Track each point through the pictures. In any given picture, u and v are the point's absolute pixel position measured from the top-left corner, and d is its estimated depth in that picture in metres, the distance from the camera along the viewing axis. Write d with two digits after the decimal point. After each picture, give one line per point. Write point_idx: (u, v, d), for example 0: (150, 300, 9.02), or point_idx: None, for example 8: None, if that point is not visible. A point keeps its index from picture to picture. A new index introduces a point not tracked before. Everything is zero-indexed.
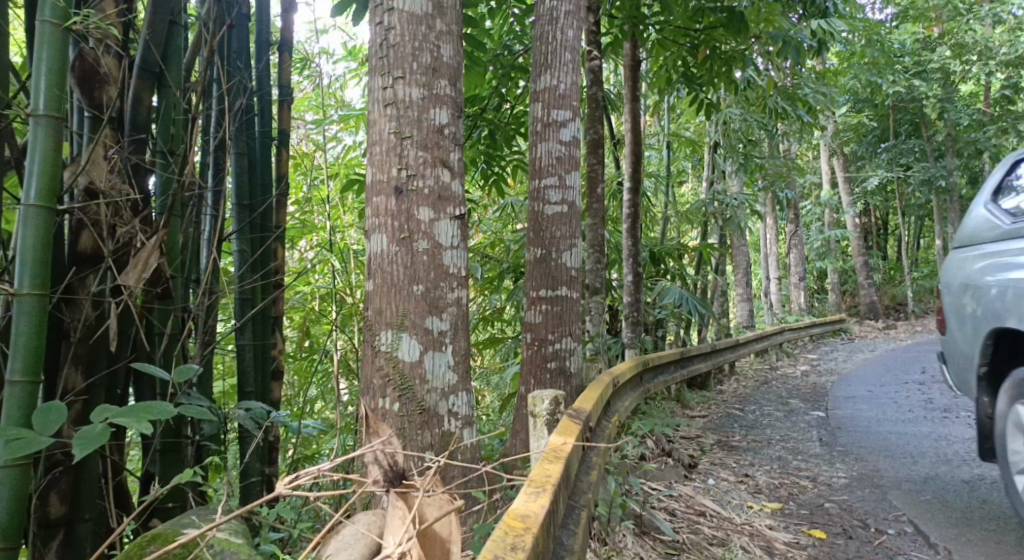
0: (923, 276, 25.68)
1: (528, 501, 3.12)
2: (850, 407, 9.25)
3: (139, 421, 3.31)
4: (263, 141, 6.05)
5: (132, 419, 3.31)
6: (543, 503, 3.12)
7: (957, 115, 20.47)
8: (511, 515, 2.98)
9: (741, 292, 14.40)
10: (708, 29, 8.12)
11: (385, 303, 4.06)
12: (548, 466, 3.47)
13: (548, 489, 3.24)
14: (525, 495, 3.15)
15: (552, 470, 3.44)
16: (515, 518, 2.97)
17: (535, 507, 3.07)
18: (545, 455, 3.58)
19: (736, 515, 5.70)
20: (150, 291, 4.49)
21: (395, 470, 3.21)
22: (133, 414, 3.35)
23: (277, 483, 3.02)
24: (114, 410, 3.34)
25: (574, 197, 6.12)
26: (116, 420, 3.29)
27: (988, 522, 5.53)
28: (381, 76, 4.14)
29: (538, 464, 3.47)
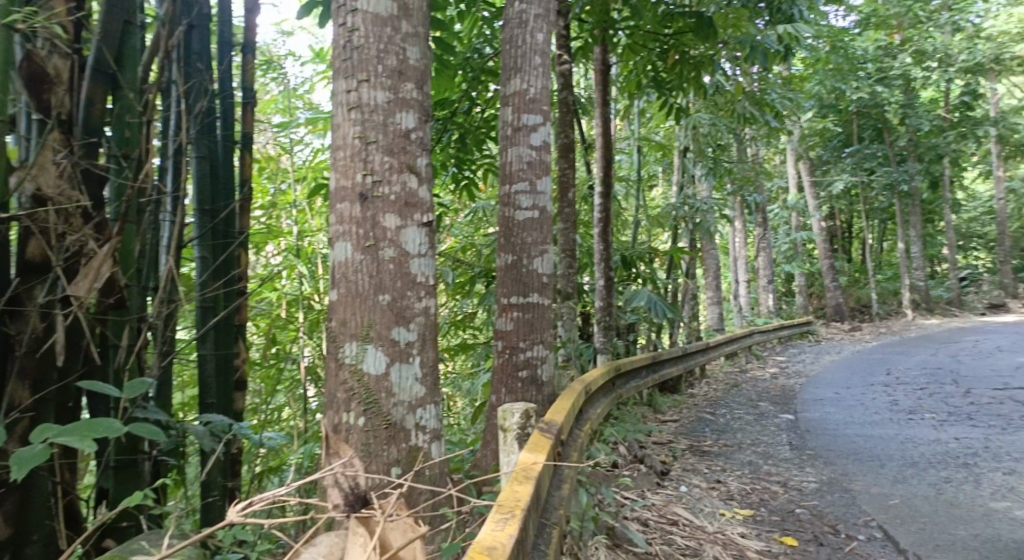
0: (888, 278, 25.95)
1: (495, 529, 3.00)
2: (818, 410, 9.25)
3: (81, 438, 3.38)
4: (225, 145, 5.89)
5: (74, 437, 3.37)
6: (511, 531, 3.00)
7: (919, 121, 20.80)
8: (477, 545, 2.86)
9: (710, 296, 14.42)
10: (677, 34, 8.09)
11: (349, 314, 3.93)
12: (518, 487, 3.35)
13: (518, 515, 3.13)
14: (492, 524, 3.03)
15: (522, 492, 3.33)
16: (482, 548, 2.85)
17: (503, 536, 2.95)
18: (515, 475, 3.46)
19: (708, 523, 5.63)
20: (103, 301, 4.35)
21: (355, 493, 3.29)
22: (74, 432, 3.42)
23: (228, 511, 2.89)
24: (55, 429, 3.43)
25: (545, 203, 6.03)
26: (57, 438, 3.38)
27: (955, 526, 5.51)
28: (345, 79, 4.01)
29: (507, 486, 3.35)
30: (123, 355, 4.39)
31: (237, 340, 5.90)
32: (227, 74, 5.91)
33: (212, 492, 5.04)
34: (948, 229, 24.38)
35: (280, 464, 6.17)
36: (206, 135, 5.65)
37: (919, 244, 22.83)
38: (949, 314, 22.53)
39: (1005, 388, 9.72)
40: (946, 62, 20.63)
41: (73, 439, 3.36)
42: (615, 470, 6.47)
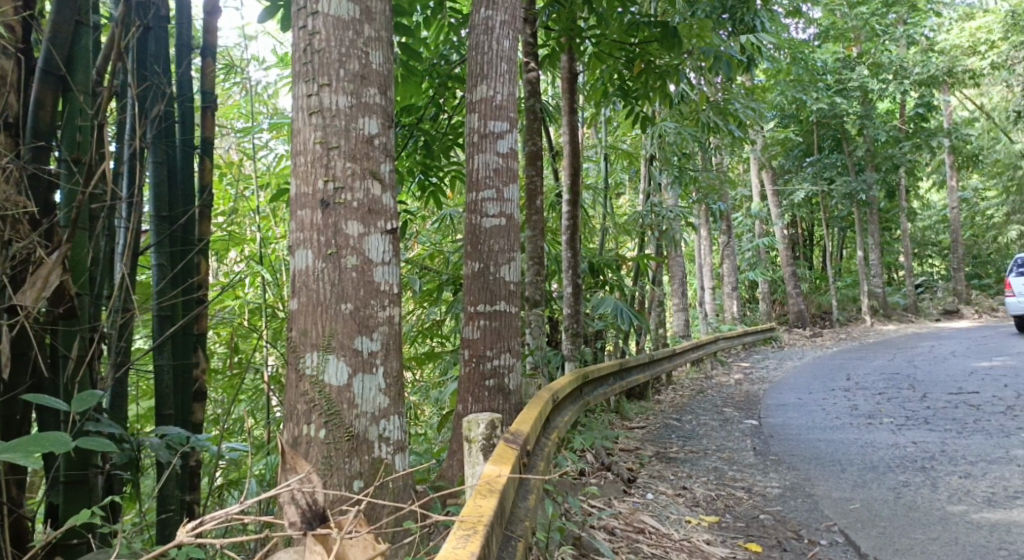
0: (848, 285, 26.27)
1: (456, 546, 2.93)
2: (782, 415, 9.29)
3: (29, 457, 3.32)
4: (184, 150, 5.77)
5: (22, 455, 3.31)
6: (473, 548, 2.92)
7: (877, 131, 21.12)
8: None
9: (677, 303, 14.45)
10: (643, 43, 8.08)
11: (310, 324, 3.84)
12: (481, 502, 3.28)
13: (480, 530, 3.06)
14: (454, 540, 2.96)
15: (486, 507, 3.26)
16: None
17: (465, 554, 2.88)
18: (479, 489, 3.40)
19: (674, 531, 5.60)
20: (51, 311, 4.26)
21: (314, 510, 3.13)
22: (22, 449, 3.36)
23: (179, 532, 2.92)
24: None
25: (512, 210, 5.98)
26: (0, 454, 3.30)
27: (913, 529, 5.53)
28: (306, 83, 3.93)
29: (471, 501, 3.28)
30: (74, 366, 4.30)
31: (196, 349, 5.77)
32: (186, 78, 5.79)
33: (168, 506, 4.94)
34: (905, 237, 24.75)
35: (241, 476, 6.04)
36: (164, 140, 5.52)
37: (877, 251, 23.15)
38: (906, 320, 22.85)
39: (962, 392, 9.83)
40: (902, 74, 20.91)
41: (21, 458, 3.29)
42: (582, 477, 6.43)
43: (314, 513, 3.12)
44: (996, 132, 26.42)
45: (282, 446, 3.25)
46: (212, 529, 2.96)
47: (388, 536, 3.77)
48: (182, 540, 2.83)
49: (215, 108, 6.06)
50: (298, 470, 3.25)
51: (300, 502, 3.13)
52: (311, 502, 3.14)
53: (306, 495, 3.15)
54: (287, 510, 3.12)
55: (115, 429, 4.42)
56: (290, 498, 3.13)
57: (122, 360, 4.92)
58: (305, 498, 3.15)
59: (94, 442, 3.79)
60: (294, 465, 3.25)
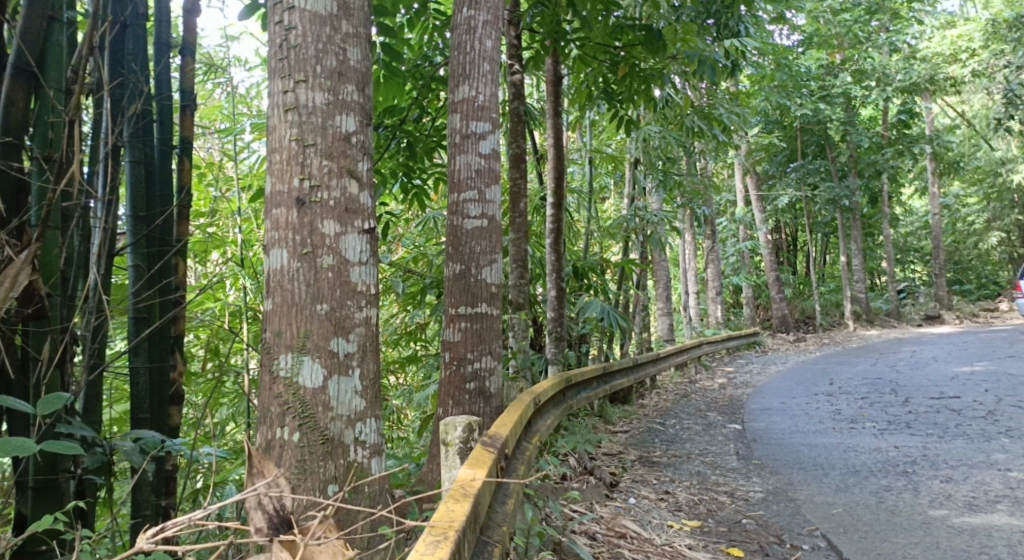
0: (832, 290, 26.35)
1: (424, 554, 2.86)
2: (766, 420, 9.27)
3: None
4: (162, 149, 5.70)
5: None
6: (441, 555, 2.86)
7: (860, 137, 21.23)
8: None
9: (662, 307, 14.42)
10: (628, 47, 8.07)
11: (284, 325, 3.77)
12: (453, 507, 3.22)
13: (450, 537, 2.99)
14: (422, 546, 2.91)
15: (458, 512, 3.20)
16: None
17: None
18: (452, 493, 3.34)
19: (656, 535, 5.56)
20: (21, 311, 4.20)
21: (281, 516, 3.08)
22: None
23: (139, 538, 2.86)
24: None
25: (494, 211, 5.93)
26: None
27: (895, 533, 5.51)
28: (282, 79, 3.87)
29: (443, 506, 3.22)
30: (44, 368, 4.24)
31: (173, 351, 5.69)
32: (165, 76, 5.71)
33: (144, 511, 4.88)
34: (887, 243, 24.86)
35: (219, 481, 5.95)
36: (141, 139, 5.45)
37: (860, 256, 23.26)
38: (889, 325, 22.94)
39: (944, 397, 9.86)
40: (884, 81, 21.07)
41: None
42: (565, 481, 6.38)
43: (280, 519, 3.07)
44: (978, 139, 26.62)
45: (248, 449, 3.19)
46: (174, 534, 2.91)
47: (363, 541, 3.71)
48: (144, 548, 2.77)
49: (194, 107, 5.99)
50: (265, 475, 3.20)
51: (267, 507, 3.09)
52: (278, 507, 3.09)
53: (273, 501, 3.10)
54: (253, 516, 3.06)
55: (87, 432, 4.36)
56: (257, 504, 3.08)
57: (94, 363, 4.87)
58: (273, 504, 3.10)
59: (59, 447, 3.72)
60: (261, 469, 3.18)
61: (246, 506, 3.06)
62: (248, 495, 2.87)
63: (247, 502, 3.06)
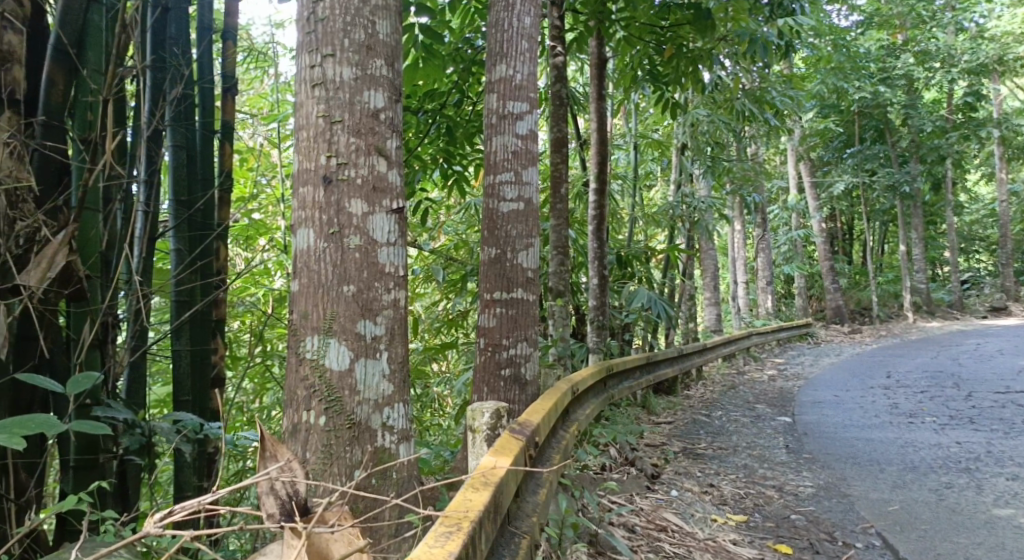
0: (890, 280, 25.69)
1: (433, 545, 2.76)
2: (816, 413, 9.02)
3: (10, 437, 3.24)
4: (204, 133, 5.67)
5: (6, 436, 3.23)
6: (452, 547, 2.75)
7: (922, 121, 20.69)
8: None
9: (710, 296, 14.15)
10: (674, 26, 7.93)
11: (310, 306, 3.71)
12: (471, 496, 3.12)
13: (463, 528, 2.88)
14: (434, 537, 2.81)
15: (475, 501, 3.09)
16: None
17: (441, 553, 2.71)
18: (471, 482, 3.23)
19: (699, 529, 5.40)
20: (59, 291, 4.16)
21: (294, 502, 2.96)
22: (7, 430, 3.28)
23: (146, 522, 2.79)
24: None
25: (531, 194, 5.81)
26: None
27: (956, 533, 5.28)
28: (309, 53, 3.79)
29: (461, 495, 3.12)
30: (81, 349, 4.21)
31: (214, 335, 5.69)
32: (207, 60, 5.69)
33: (185, 492, 4.89)
34: (949, 232, 24.12)
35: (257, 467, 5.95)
36: (183, 122, 5.41)
37: (920, 246, 22.62)
38: (950, 317, 22.31)
39: (1009, 392, 9.49)
40: (949, 63, 20.41)
41: (4, 438, 3.21)
42: (605, 472, 6.26)
43: (291, 505, 2.96)
44: None
45: (262, 432, 3.10)
46: (180, 520, 2.83)
47: (389, 528, 3.63)
48: (150, 535, 2.69)
49: (235, 91, 5.96)
50: (277, 458, 3.08)
51: (279, 493, 2.96)
52: (291, 493, 2.98)
53: (286, 486, 2.99)
54: (265, 500, 2.94)
55: (126, 412, 4.35)
56: (269, 489, 2.96)
57: (137, 344, 4.88)
58: (285, 489, 2.99)
59: (87, 427, 3.68)
60: (273, 453, 3.07)
61: (258, 491, 2.95)
62: (258, 480, 2.78)
63: (259, 486, 2.95)
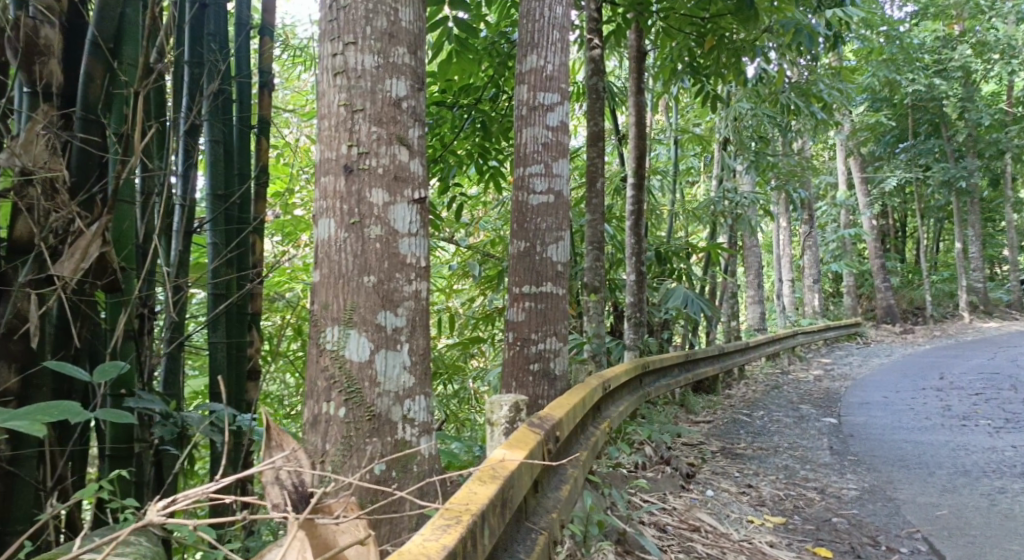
0: (944, 279, 25.07)
1: (428, 538, 2.71)
2: (863, 414, 8.80)
3: (31, 424, 3.27)
4: (241, 127, 5.68)
5: (28, 423, 3.26)
6: (446, 542, 2.69)
7: (979, 115, 20.23)
8: (400, 555, 2.58)
9: (753, 295, 13.92)
10: (715, 17, 7.76)
11: (331, 297, 3.70)
12: (476, 489, 3.07)
13: (463, 521, 2.83)
14: (431, 529, 2.77)
15: (480, 494, 3.04)
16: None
17: (435, 546, 2.66)
18: (479, 475, 3.19)
19: (734, 531, 5.29)
20: (94, 282, 4.08)
21: (299, 492, 2.97)
22: (28, 417, 3.32)
23: (149, 510, 2.75)
24: (6, 415, 3.30)
25: (561, 186, 5.74)
26: (8, 422, 3.26)
27: (1007, 540, 5.10)
28: (331, 42, 3.78)
29: (466, 487, 3.08)
30: (114, 340, 4.11)
31: (250, 328, 5.74)
32: (243, 55, 5.70)
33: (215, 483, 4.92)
34: (1009, 230, 23.46)
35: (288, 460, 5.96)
36: (220, 116, 5.38)
37: (976, 244, 22.04)
38: (1009, 317, 21.67)
39: None
40: (1008, 54, 19.83)
41: (26, 425, 3.24)
42: (639, 470, 6.17)
43: (297, 494, 2.96)
44: None
45: (267, 421, 3.09)
46: (184, 508, 2.82)
47: (409, 522, 3.62)
48: (153, 523, 2.69)
49: (271, 86, 5.98)
50: (283, 447, 3.09)
51: (285, 482, 2.97)
52: (297, 483, 2.97)
53: (291, 476, 2.99)
54: (270, 490, 2.95)
55: (160, 404, 4.32)
56: (274, 478, 2.97)
57: (174, 335, 4.87)
58: (291, 480, 2.98)
59: (113, 416, 3.69)
60: (279, 441, 3.08)
61: (263, 480, 2.95)
62: (261, 468, 2.78)
63: (264, 476, 2.95)
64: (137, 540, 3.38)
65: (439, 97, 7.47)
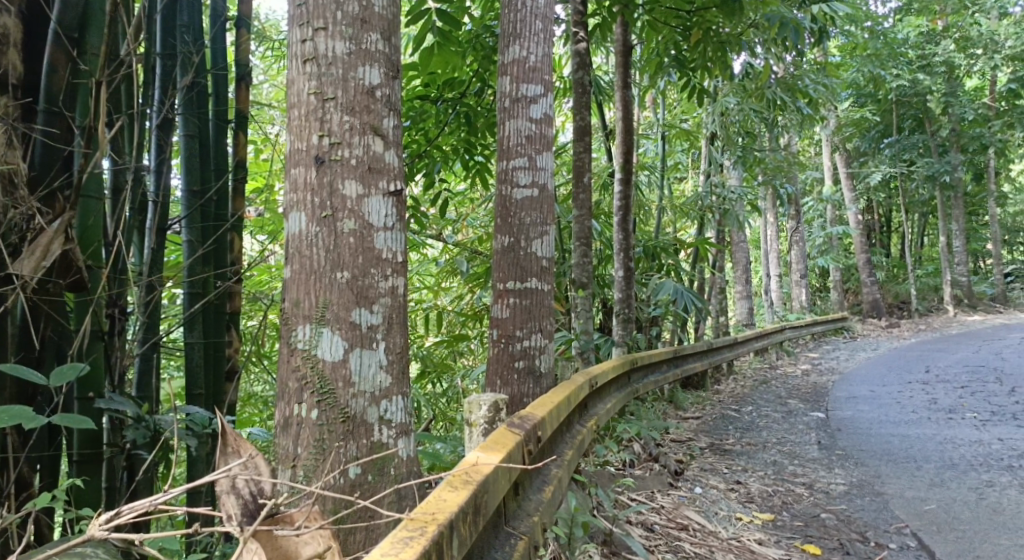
0: (929, 273, 25.10)
1: (388, 553, 2.58)
2: (851, 408, 8.73)
3: None
4: (217, 122, 5.51)
5: None
6: (407, 555, 2.57)
7: (963, 109, 20.31)
8: None
9: (741, 290, 13.85)
10: (701, 10, 7.65)
11: (302, 293, 3.56)
12: (446, 495, 2.95)
13: (427, 532, 2.70)
14: (393, 542, 2.64)
15: (450, 501, 2.92)
16: None
17: None
18: (450, 480, 3.07)
19: (722, 528, 5.19)
20: (56, 280, 3.93)
21: (256, 502, 2.83)
22: None
23: (91, 525, 2.61)
24: None
25: (545, 180, 5.63)
26: None
27: (997, 534, 5.01)
28: (300, 27, 3.64)
29: (435, 494, 2.96)
30: (79, 340, 3.93)
31: (228, 329, 5.59)
32: (219, 47, 5.54)
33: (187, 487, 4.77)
34: (992, 223, 23.52)
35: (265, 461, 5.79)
36: (196, 110, 5.19)
37: (961, 238, 22.05)
38: (993, 310, 21.73)
39: None
40: (991, 48, 19.88)
41: None
42: (626, 468, 6.06)
43: (254, 505, 2.82)
44: None
45: (221, 425, 2.96)
46: (128, 521, 2.68)
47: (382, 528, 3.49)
48: (95, 538, 2.56)
49: (246, 78, 5.81)
50: (240, 454, 2.98)
51: (241, 492, 2.83)
52: (254, 492, 2.84)
53: (249, 485, 2.86)
54: (225, 501, 2.80)
55: (131, 406, 4.15)
56: (230, 487, 2.83)
57: (147, 336, 4.71)
58: (248, 489, 2.85)
59: (71, 421, 3.53)
60: (235, 448, 2.96)
61: (218, 490, 2.81)
62: (215, 477, 2.65)
63: (219, 485, 2.81)
64: (95, 550, 3.24)
65: (422, 91, 7.33)
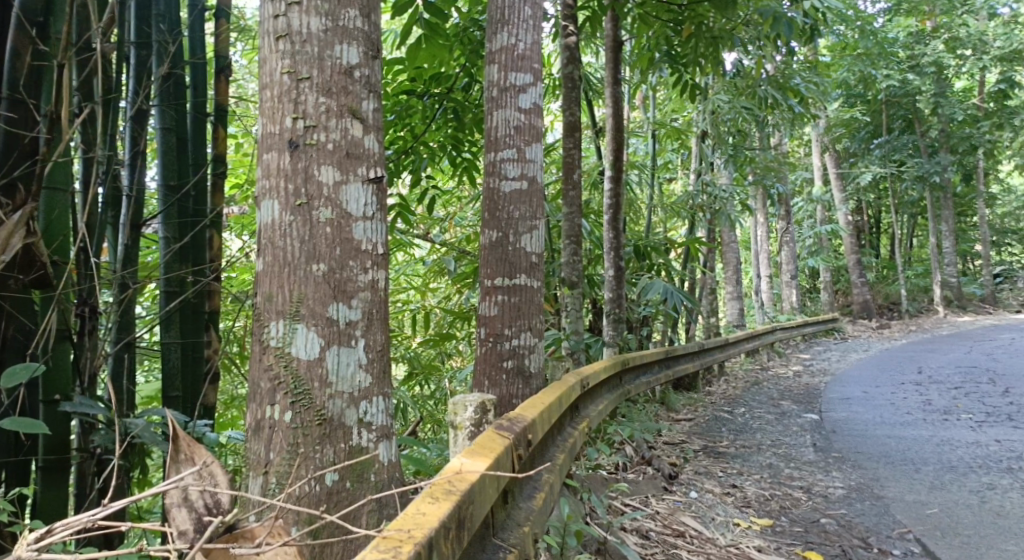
0: (919, 274, 25.00)
1: None
2: (845, 410, 8.56)
3: None
4: (196, 114, 5.29)
5: None
6: None
7: (952, 109, 20.25)
8: None
9: (732, 291, 13.69)
10: (692, 5, 7.51)
11: (276, 287, 3.37)
12: (425, 508, 2.76)
13: (402, 553, 2.50)
14: None
15: (428, 515, 2.73)
16: None
17: None
18: (431, 491, 2.88)
19: (720, 535, 5.01)
20: (17, 277, 3.71)
21: (210, 514, 2.66)
22: None
23: (20, 543, 2.46)
24: None
25: (535, 172, 5.44)
26: None
27: (1003, 539, 4.84)
28: (273, 2, 3.44)
29: (413, 507, 2.76)
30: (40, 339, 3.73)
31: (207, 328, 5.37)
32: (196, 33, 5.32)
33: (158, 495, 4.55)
34: (981, 225, 23.45)
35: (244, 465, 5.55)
36: (172, 102, 4.95)
37: (951, 239, 21.95)
38: (983, 311, 21.62)
39: None
40: (980, 49, 19.88)
41: None
42: (619, 471, 5.87)
43: (208, 519, 2.64)
44: None
45: (175, 431, 2.80)
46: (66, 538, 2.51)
47: (361, 540, 3.30)
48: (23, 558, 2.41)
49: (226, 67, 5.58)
50: (194, 461, 2.83)
51: (194, 504, 2.66)
52: (208, 504, 2.67)
53: (203, 496, 2.68)
54: (176, 515, 2.64)
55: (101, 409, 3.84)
56: (182, 500, 2.65)
57: (120, 336, 4.50)
58: (203, 501, 2.67)
59: (23, 424, 3.32)
60: (189, 455, 2.81)
61: (169, 502, 2.64)
62: (163, 488, 2.47)
63: (170, 497, 2.64)
64: None
65: (408, 85, 7.10)
